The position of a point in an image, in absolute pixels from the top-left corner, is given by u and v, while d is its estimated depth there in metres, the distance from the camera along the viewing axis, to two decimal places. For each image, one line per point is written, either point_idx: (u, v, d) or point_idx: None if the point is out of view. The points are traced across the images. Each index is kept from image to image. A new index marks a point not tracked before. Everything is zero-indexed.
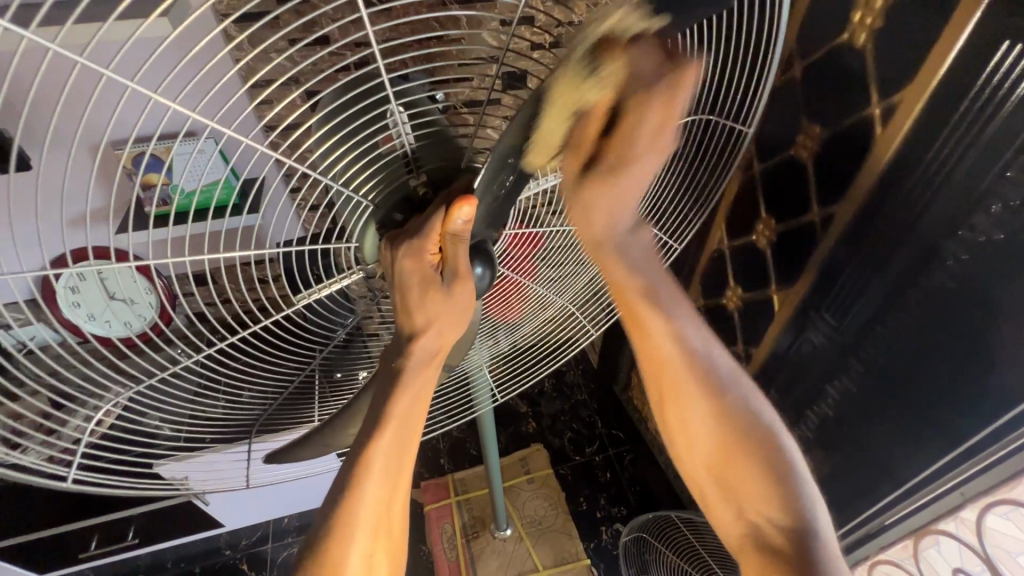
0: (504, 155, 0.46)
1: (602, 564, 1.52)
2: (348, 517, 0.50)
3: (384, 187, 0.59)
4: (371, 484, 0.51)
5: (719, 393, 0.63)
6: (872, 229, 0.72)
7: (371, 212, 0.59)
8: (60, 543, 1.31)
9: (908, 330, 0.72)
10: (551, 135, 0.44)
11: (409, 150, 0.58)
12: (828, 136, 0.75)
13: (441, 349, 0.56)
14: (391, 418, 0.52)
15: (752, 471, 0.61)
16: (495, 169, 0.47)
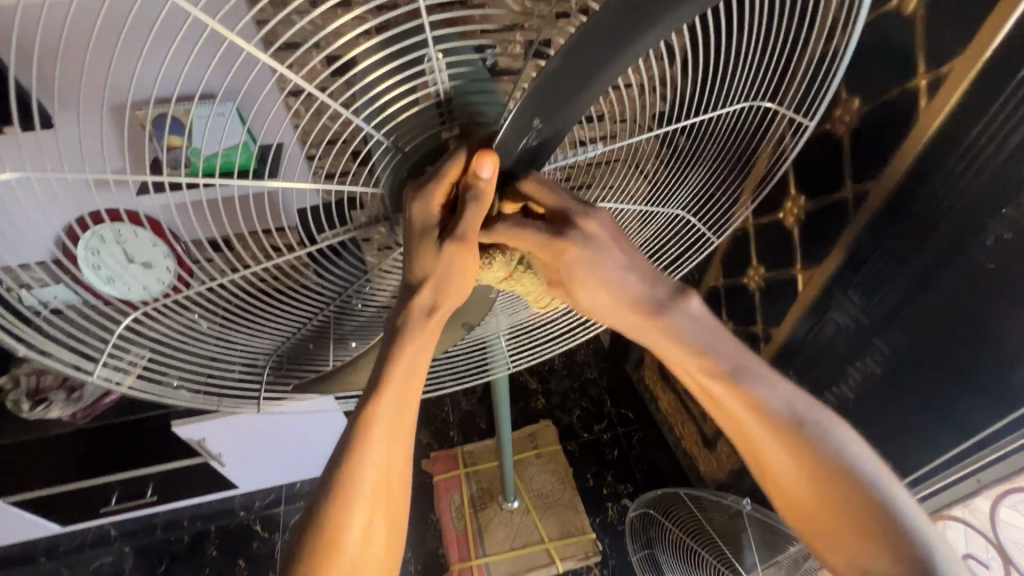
0: (526, 116, 0.47)
1: (607, 538, 1.54)
2: (348, 480, 0.52)
3: (415, 135, 0.58)
4: (372, 451, 0.53)
5: (808, 444, 0.58)
6: (908, 206, 0.70)
7: (399, 160, 0.59)
8: (81, 497, 1.35)
9: (937, 312, 0.71)
10: (569, 104, 0.46)
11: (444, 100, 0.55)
12: (868, 110, 0.73)
13: (440, 307, 0.55)
14: (391, 380, 0.53)
15: (853, 520, 0.57)
16: (517, 128, 0.48)
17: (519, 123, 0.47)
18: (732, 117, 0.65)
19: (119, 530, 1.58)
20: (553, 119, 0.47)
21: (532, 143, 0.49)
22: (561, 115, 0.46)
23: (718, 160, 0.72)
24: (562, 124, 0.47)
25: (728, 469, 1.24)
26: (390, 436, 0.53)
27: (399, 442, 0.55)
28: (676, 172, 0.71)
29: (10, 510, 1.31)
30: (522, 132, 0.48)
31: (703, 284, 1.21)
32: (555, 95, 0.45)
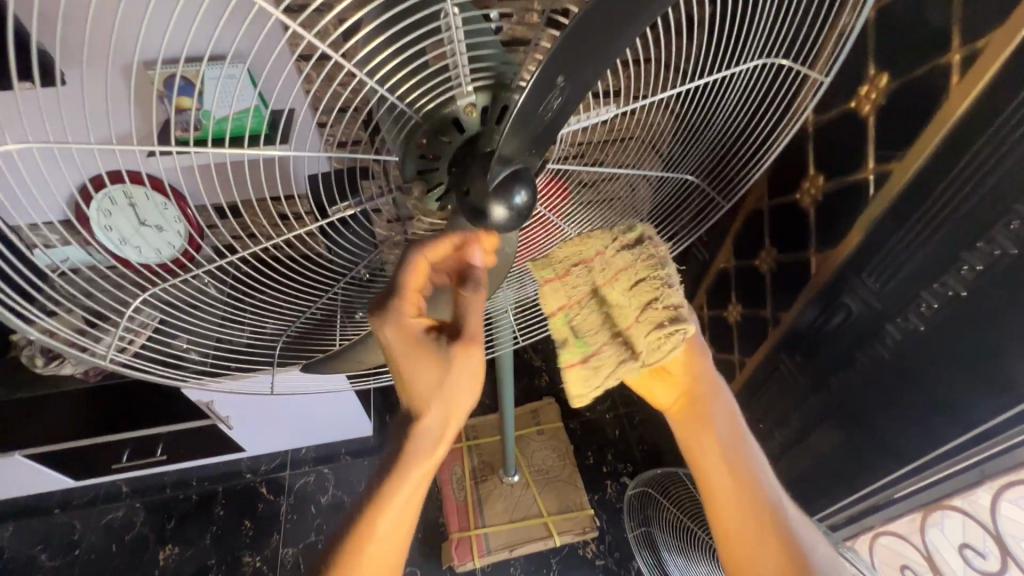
0: (552, 74, 0.44)
1: (605, 515, 1.57)
2: (366, 532, 0.52)
3: (428, 100, 0.51)
4: (389, 511, 0.53)
5: (790, 537, 0.60)
6: (929, 189, 0.68)
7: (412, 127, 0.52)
8: (94, 453, 1.39)
9: (950, 300, 0.69)
10: (597, 57, 0.44)
11: (459, 59, 0.48)
12: (896, 87, 0.70)
13: (450, 420, 0.54)
14: (414, 445, 0.54)
15: None
16: (541, 88, 0.44)
17: (542, 84, 0.44)
18: (746, 75, 0.62)
19: (130, 486, 1.63)
20: (575, 73, 0.45)
21: (556, 102, 0.47)
22: (583, 68, 0.44)
23: (731, 120, 0.69)
24: (583, 77, 0.45)
25: None
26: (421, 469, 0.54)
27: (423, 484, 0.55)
28: (687, 135, 0.68)
29: (26, 463, 1.35)
30: (545, 92, 0.45)
31: (714, 266, 1.20)
32: (578, 51, 0.43)
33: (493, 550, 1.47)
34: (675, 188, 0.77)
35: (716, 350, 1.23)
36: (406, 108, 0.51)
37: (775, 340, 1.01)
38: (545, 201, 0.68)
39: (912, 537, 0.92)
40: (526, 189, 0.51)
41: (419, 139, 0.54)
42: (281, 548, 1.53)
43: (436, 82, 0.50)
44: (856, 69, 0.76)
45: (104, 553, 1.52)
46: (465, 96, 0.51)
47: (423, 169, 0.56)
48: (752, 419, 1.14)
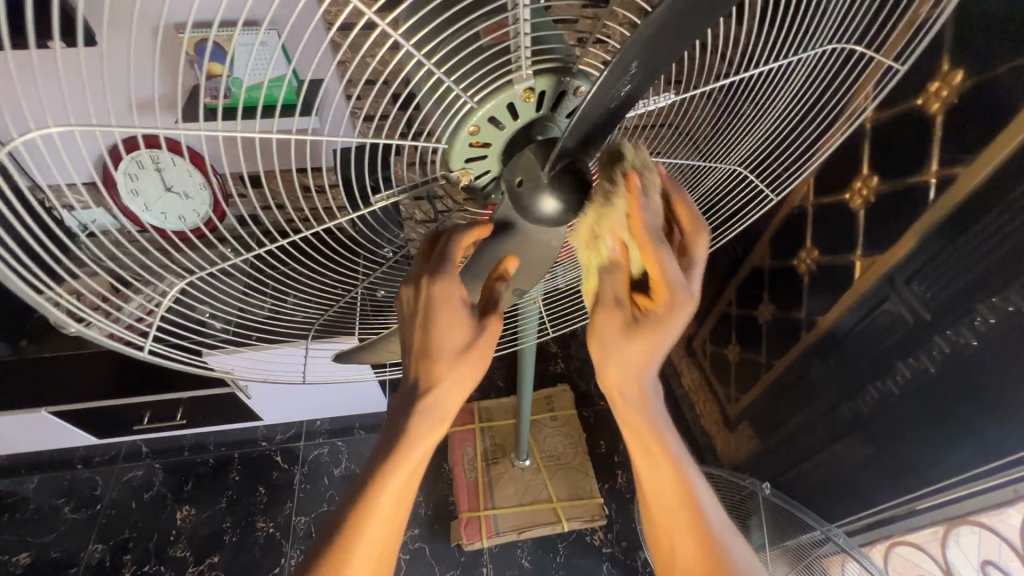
0: (628, 60, 0.41)
1: (614, 504, 1.57)
2: (364, 513, 0.55)
3: (484, 85, 0.46)
4: (384, 503, 0.55)
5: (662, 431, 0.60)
6: (999, 196, 0.64)
7: (466, 113, 0.48)
8: (116, 414, 1.42)
9: (1006, 314, 0.65)
10: (670, 40, 0.41)
11: (523, 41, 0.44)
12: (969, 86, 0.66)
13: (446, 416, 0.57)
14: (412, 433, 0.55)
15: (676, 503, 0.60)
16: (616, 75, 0.42)
17: (620, 69, 0.42)
18: (811, 63, 0.57)
19: (150, 447, 1.67)
20: (651, 55, 0.42)
21: (625, 88, 0.44)
22: (660, 58, 0.42)
23: (786, 113, 0.64)
24: (657, 66, 0.43)
25: (745, 451, 1.23)
26: (407, 487, 0.56)
27: (408, 497, 0.57)
28: (741, 127, 0.63)
29: (52, 420, 1.38)
30: (618, 77, 0.43)
31: (746, 262, 1.18)
32: (665, 40, 0.41)
33: (501, 531, 1.49)
34: (723, 182, 0.72)
35: (742, 349, 1.21)
36: (458, 92, 0.46)
37: (806, 343, 0.99)
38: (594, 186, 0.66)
39: (930, 547, 0.90)
40: (581, 182, 0.50)
41: (469, 126, 0.49)
42: (293, 515, 1.56)
43: (491, 66, 0.45)
44: (927, 64, 0.72)
45: (124, 509, 1.56)
46: (522, 81, 0.46)
47: (471, 158, 0.52)
48: (774, 420, 1.12)
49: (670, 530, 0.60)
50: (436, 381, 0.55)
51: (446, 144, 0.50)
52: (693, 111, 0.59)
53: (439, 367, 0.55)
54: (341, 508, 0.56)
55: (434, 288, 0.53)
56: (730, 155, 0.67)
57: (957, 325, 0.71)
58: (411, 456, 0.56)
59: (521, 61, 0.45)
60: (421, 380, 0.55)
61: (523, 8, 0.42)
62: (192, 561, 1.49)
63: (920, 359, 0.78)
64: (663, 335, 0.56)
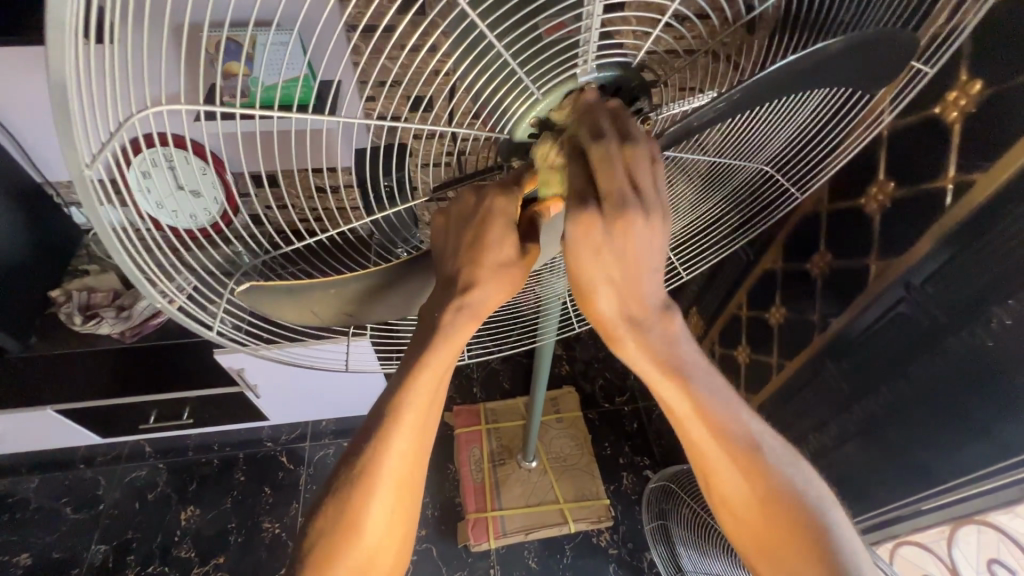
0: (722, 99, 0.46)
1: (619, 506, 1.58)
2: (354, 522, 0.56)
3: (551, 76, 0.50)
4: (374, 508, 0.56)
5: (688, 376, 0.52)
6: (1016, 201, 0.66)
7: (531, 103, 0.51)
8: (122, 413, 1.41)
9: (1019, 317, 0.67)
10: (752, 94, 0.47)
11: (592, 38, 0.46)
12: (986, 97, 0.69)
13: (439, 377, 0.57)
14: (406, 418, 0.56)
15: (728, 452, 0.53)
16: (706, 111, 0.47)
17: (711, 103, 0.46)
18: None
19: (154, 447, 1.66)
20: (740, 103, 0.47)
21: (698, 121, 0.48)
22: (750, 100, 0.48)
23: (816, 114, 0.66)
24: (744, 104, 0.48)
25: None
26: (404, 475, 0.57)
27: (408, 483, 0.58)
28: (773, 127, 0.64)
29: (56, 418, 1.37)
30: (708, 110, 0.47)
31: (758, 267, 1.20)
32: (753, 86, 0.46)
33: (508, 532, 1.49)
34: (748, 180, 0.73)
35: (753, 351, 1.23)
36: (528, 83, 0.48)
37: (818, 346, 1.01)
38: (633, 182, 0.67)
39: (935, 547, 0.91)
40: None
41: (531, 117, 0.52)
42: (299, 516, 1.55)
43: (560, 60, 0.48)
44: (946, 74, 0.74)
45: (127, 509, 1.55)
46: (587, 74, 0.50)
47: (527, 146, 0.55)
48: (785, 420, 1.13)
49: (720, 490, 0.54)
50: (434, 341, 0.55)
51: (509, 132, 0.53)
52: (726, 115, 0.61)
53: (470, 297, 0.54)
54: (333, 503, 0.56)
55: (491, 202, 0.52)
56: (758, 155, 0.68)
57: (969, 327, 0.73)
58: (402, 441, 0.56)
59: (587, 55, 0.48)
60: (420, 344, 0.56)
61: (599, 8, 0.44)
62: (197, 561, 1.47)
63: (932, 361, 0.80)
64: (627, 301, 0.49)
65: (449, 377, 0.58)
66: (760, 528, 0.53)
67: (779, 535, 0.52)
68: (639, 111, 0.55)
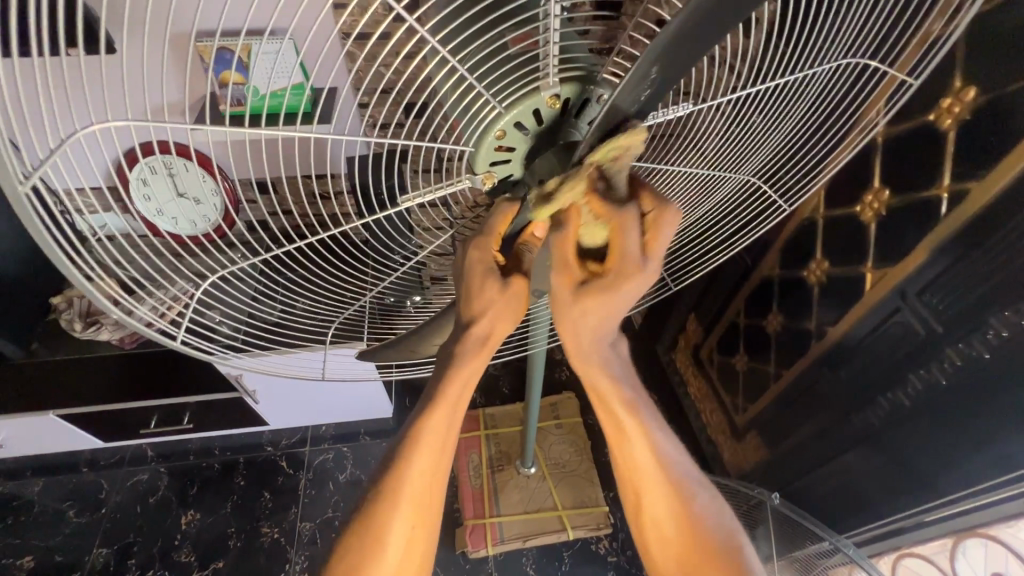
0: (651, 65, 0.42)
1: (619, 512, 1.57)
2: (376, 552, 0.58)
3: (514, 88, 0.47)
4: (394, 536, 0.59)
5: (638, 411, 0.63)
6: (1012, 211, 0.65)
7: (494, 116, 0.48)
8: (123, 417, 1.42)
9: (1019, 328, 0.65)
10: (679, 57, 0.42)
11: (553, 47, 0.45)
12: (983, 102, 0.67)
13: (455, 407, 0.60)
14: (422, 441, 0.59)
15: (661, 486, 0.63)
16: (637, 83, 0.43)
17: (640, 75, 0.43)
18: (829, 76, 0.56)
19: (156, 451, 1.67)
20: (670, 66, 0.43)
21: (643, 94, 0.45)
22: (691, 58, 0.42)
23: (804, 121, 0.62)
24: (688, 64, 0.43)
25: (753, 461, 1.23)
26: (421, 499, 0.59)
27: (427, 504, 0.60)
28: (757, 137, 0.61)
29: (59, 423, 1.39)
30: (638, 85, 0.43)
31: (755, 273, 1.18)
32: (667, 44, 0.40)
33: (506, 539, 1.48)
34: (735, 191, 0.70)
35: (750, 358, 1.21)
36: (488, 96, 0.46)
37: (815, 354, 1.00)
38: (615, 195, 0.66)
39: (939, 560, 0.88)
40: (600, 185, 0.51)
41: (496, 131, 0.49)
42: (298, 521, 1.55)
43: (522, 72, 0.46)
44: (940, 78, 0.73)
45: (128, 513, 1.56)
46: (549, 87, 0.47)
47: (494, 163, 0.53)
48: (784, 430, 1.12)
49: (649, 509, 0.65)
50: (455, 363, 0.59)
51: (473, 146, 0.50)
52: (709, 122, 0.58)
53: (473, 330, 0.59)
54: (359, 524, 0.59)
55: (470, 255, 0.56)
56: (743, 166, 0.65)
57: (969, 337, 0.72)
58: (421, 461, 0.59)
59: (550, 69, 0.46)
60: (443, 365, 0.60)
61: (555, 16, 0.43)
62: (197, 565, 1.48)
63: (930, 371, 0.78)
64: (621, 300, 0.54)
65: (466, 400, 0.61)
66: (681, 548, 0.64)
67: (696, 554, 0.63)
68: None
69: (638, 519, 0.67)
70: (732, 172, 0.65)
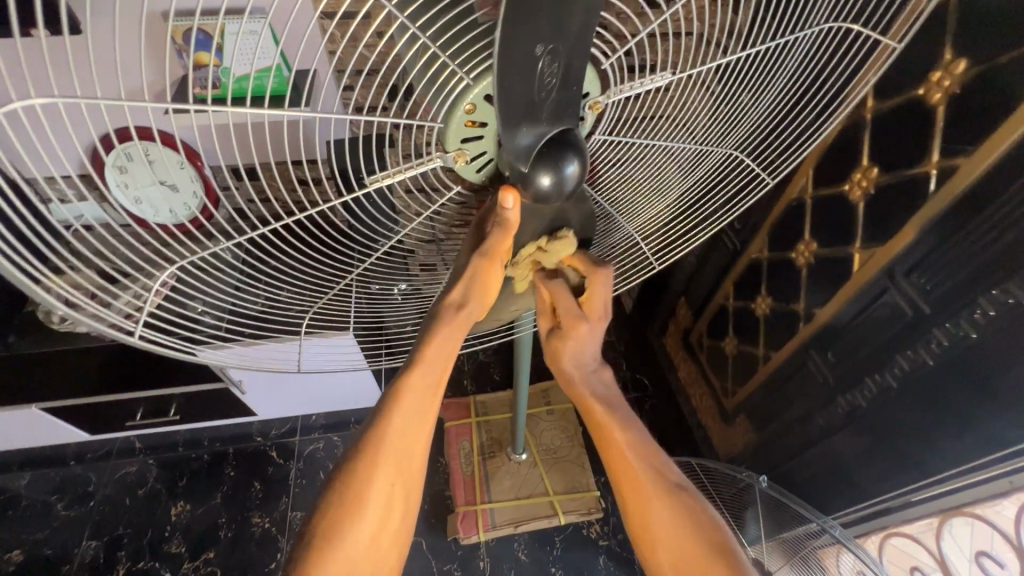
0: (532, 48, 0.37)
1: (609, 497, 1.58)
2: (355, 506, 0.55)
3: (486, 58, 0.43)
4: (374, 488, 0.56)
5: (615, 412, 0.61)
6: (1000, 187, 0.64)
7: (465, 90, 0.44)
8: (108, 409, 1.40)
9: (1008, 306, 0.64)
10: (537, 31, 0.36)
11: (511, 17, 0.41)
12: (972, 75, 0.65)
13: (442, 372, 0.58)
14: (400, 399, 0.56)
15: (652, 487, 0.57)
16: (530, 67, 0.38)
17: (522, 73, 0.39)
18: (815, 39, 0.53)
19: (144, 443, 1.66)
20: (546, 37, 0.37)
21: (546, 72, 0.39)
22: (567, 30, 0.37)
23: (789, 89, 0.59)
24: (574, 40, 0.38)
25: (741, 444, 1.23)
26: (405, 457, 0.57)
27: (411, 462, 0.57)
28: (741, 105, 0.58)
29: (43, 416, 1.37)
30: (531, 74, 0.39)
31: (743, 255, 1.17)
32: (523, 29, 0.35)
33: (498, 524, 1.48)
34: (716, 166, 0.67)
35: (739, 341, 1.21)
36: (455, 67, 0.42)
37: (803, 337, 0.99)
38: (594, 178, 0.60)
39: (925, 538, 0.88)
40: (578, 158, 0.47)
41: (467, 104, 0.45)
42: (289, 510, 1.55)
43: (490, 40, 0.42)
44: (929, 51, 0.71)
45: (117, 506, 1.55)
46: None
47: (466, 140, 0.48)
48: (771, 413, 1.12)
49: (643, 518, 0.57)
50: (434, 328, 0.58)
51: (443, 122, 0.47)
52: (693, 93, 0.55)
53: (450, 295, 0.58)
54: (338, 481, 0.56)
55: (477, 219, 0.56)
56: (726, 138, 0.61)
57: (956, 317, 0.71)
58: (404, 416, 0.57)
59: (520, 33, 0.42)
60: (426, 324, 0.58)
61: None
62: (187, 556, 1.48)
63: (917, 353, 0.78)
64: (584, 347, 0.62)
65: (450, 366, 0.59)
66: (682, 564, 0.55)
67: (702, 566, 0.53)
68: (586, 94, 0.48)
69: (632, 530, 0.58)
70: (716, 145, 0.61)
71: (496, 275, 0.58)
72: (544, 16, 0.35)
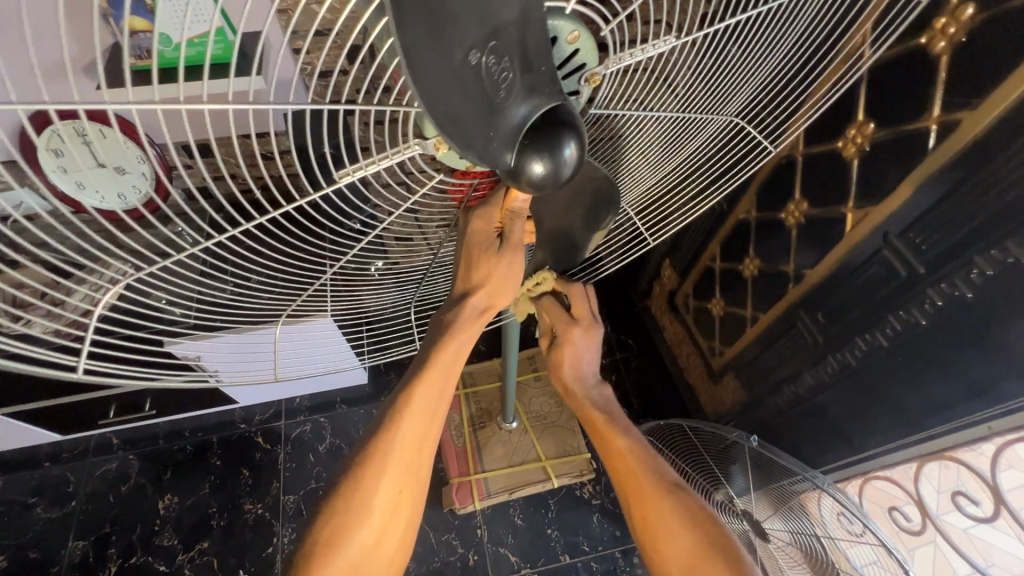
0: (467, 52, 0.33)
1: (600, 457, 1.61)
2: (362, 507, 0.54)
3: None
4: (380, 493, 0.54)
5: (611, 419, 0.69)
6: (1003, 143, 0.62)
7: None
8: (79, 409, 1.34)
9: (1006, 263, 0.64)
10: (461, 34, 0.32)
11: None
12: (980, 23, 0.62)
13: (453, 374, 0.57)
14: (409, 410, 0.55)
15: (655, 493, 0.62)
16: (472, 72, 0.34)
17: (465, 87, 0.34)
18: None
19: (122, 438, 1.60)
20: (474, 38, 0.33)
21: (491, 72, 0.35)
22: (503, 22, 0.34)
23: (795, 50, 0.55)
24: (513, 28, 0.35)
25: (729, 402, 1.25)
26: (412, 459, 0.55)
27: (415, 471, 0.56)
28: (744, 71, 0.54)
29: (8, 421, 1.30)
30: (477, 82, 0.35)
31: (731, 215, 1.14)
32: (449, 44, 0.32)
33: (493, 493, 1.50)
34: (715, 137, 0.63)
35: (727, 303, 1.20)
36: None
37: (793, 297, 0.99)
38: (595, 149, 0.56)
39: (903, 481, 0.92)
40: (575, 138, 0.41)
41: None
42: (281, 495, 1.53)
43: None
44: None
45: (101, 503, 1.51)
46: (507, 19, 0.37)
47: None
48: (760, 371, 1.13)
49: (654, 519, 0.61)
50: (449, 333, 0.56)
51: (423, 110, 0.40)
52: (703, 59, 0.50)
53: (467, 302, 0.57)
54: (340, 494, 0.54)
55: (473, 223, 0.54)
56: (726, 106, 0.58)
57: (951, 274, 0.70)
58: (410, 425, 0.55)
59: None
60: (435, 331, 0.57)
61: None
62: (181, 549, 1.46)
63: (909, 312, 0.78)
64: (579, 352, 0.73)
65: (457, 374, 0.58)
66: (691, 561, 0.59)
67: (709, 561, 0.58)
68: (583, 65, 0.43)
69: (642, 532, 0.62)
70: (718, 112, 0.58)
71: (498, 266, 0.56)
72: (465, 15, 0.32)
